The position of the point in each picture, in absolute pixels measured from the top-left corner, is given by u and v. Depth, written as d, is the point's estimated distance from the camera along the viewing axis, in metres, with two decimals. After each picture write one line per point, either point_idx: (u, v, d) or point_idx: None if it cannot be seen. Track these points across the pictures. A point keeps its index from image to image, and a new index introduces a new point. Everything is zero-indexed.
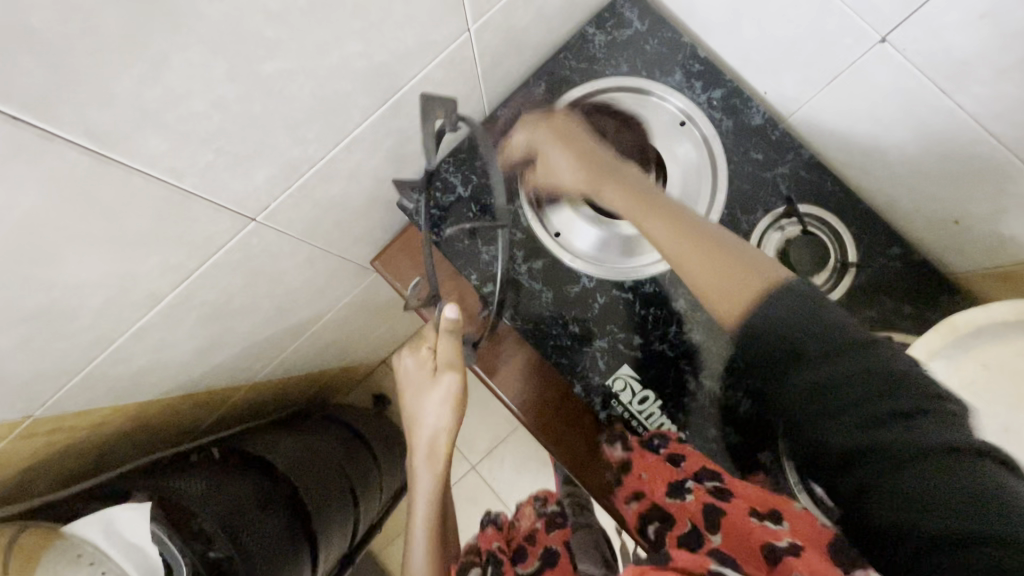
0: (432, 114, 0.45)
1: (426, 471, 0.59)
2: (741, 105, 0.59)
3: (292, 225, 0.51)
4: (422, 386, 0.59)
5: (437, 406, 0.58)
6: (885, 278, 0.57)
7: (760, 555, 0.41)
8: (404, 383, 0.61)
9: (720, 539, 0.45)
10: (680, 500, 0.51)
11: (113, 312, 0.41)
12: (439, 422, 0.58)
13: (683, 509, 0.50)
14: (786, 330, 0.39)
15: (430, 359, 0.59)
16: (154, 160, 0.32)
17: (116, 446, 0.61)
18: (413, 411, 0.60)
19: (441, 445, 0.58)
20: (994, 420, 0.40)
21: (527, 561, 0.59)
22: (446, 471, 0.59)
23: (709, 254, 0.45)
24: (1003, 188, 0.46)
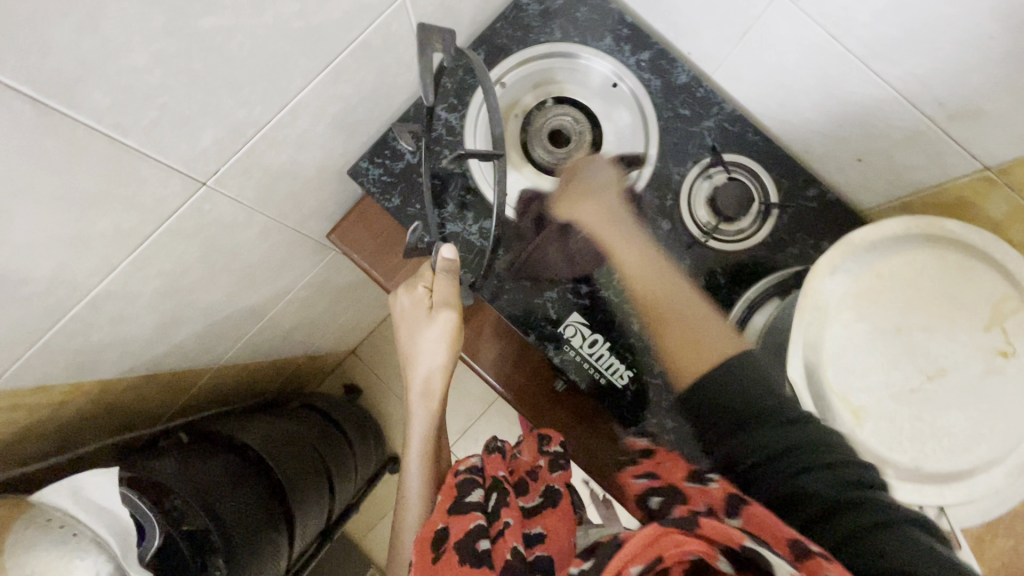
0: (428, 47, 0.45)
1: (422, 409, 0.62)
2: (668, 65, 0.64)
3: (243, 193, 0.52)
4: (418, 325, 0.60)
5: (433, 345, 0.59)
6: (805, 218, 0.63)
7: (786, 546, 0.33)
8: (400, 322, 0.62)
9: (738, 523, 0.36)
10: (701, 485, 0.41)
11: (68, 277, 0.42)
12: (434, 361, 0.60)
13: (701, 491, 0.40)
14: (743, 400, 0.42)
15: (426, 298, 0.60)
16: (98, 114, 0.34)
17: (80, 427, 0.61)
18: (409, 347, 0.62)
19: (436, 383, 0.61)
20: (889, 322, 0.45)
21: (527, 496, 0.55)
22: (441, 408, 0.63)
23: (680, 322, 0.51)
24: (892, 124, 0.52)
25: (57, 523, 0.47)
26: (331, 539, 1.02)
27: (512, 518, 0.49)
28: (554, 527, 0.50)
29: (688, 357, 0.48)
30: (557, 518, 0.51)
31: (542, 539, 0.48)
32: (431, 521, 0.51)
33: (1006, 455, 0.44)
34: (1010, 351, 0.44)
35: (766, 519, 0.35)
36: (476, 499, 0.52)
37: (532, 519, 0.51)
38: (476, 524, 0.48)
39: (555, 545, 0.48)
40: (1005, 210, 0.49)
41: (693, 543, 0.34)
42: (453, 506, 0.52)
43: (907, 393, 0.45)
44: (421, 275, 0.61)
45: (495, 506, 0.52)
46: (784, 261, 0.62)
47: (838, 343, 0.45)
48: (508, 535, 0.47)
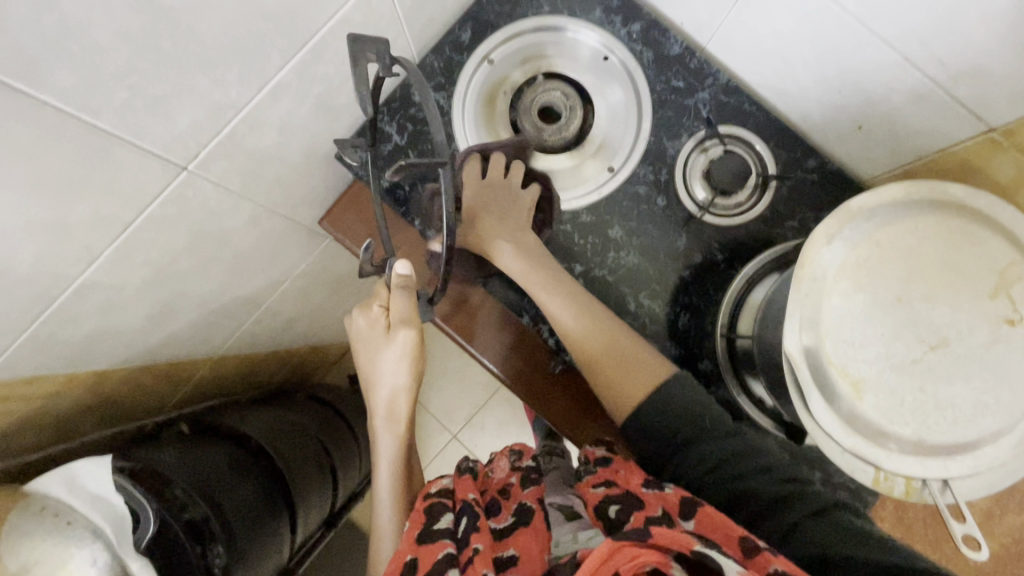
0: (362, 59, 0.41)
1: (389, 434, 0.62)
2: (660, 36, 0.62)
3: (228, 178, 0.52)
4: (375, 346, 0.60)
5: (393, 364, 0.59)
6: (805, 190, 0.61)
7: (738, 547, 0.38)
8: (358, 343, 0.61)
9: (691, 525, 0.41)
10: (657, 491, 0.45)
11: (50, 266, 0.41)
12: (396, 382, 0.60)
13: (657, 497, 0.44)
14: (678, 412, 0.49)
15: (383, 317, 0.59)
16: (65, 94, 0.33)
17: (77, 417, 0.61)
18: (370, 371, 0.62)
19: (401, 406, 0.61)
20: (890, 291, 0.44)
21: (499, 518, 0.53)
22: (409, 432, 0.62)
23: (623, 364, 0.53)
24: (891, 88, 0.50)
25: (50, 512, 0.48)
26: (337, 524, 1.02)
27: (481, 544, 0.46)
28: (526, 545, 0.48)
29: (623, 392, 0.52)
30: (529, 533, 0.49)
31: (513, 561, 0.46)
32: (400, 554, 0.48)
33: (1012, 426, 0.42)
34: (1017, 319, 0.43)
35: (721, 523, 0.41)
36: (444, 526, 0.50)
37: (504, 542, 0.49)
38: (445, 553, 0.46)
39: (529, 565, 0.46)
40: (1012, 173, 0.47)
41: (646, 554, 0.35)
42: (420, 535, 0.50)
43: (909, 364, 0.43)
44: (376, 295, 0.60)
45: (464, 531, 0.49)
46: (783, 235, 0.61)
47: (836, 313, 0.44)
48: (477, 562, 0.44)
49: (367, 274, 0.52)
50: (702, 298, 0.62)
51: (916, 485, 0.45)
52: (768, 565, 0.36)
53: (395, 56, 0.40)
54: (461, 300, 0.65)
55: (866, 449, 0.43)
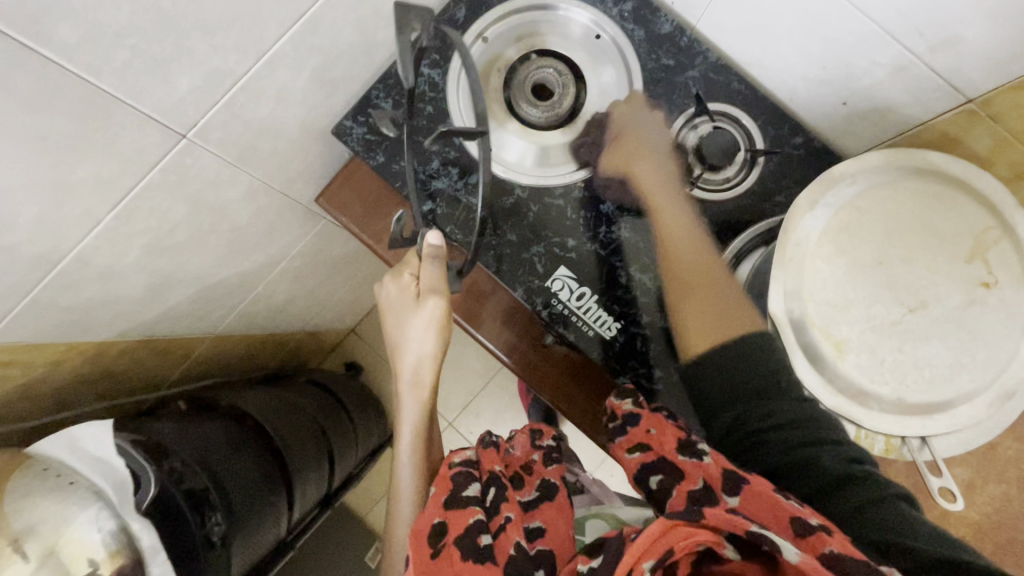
0: (407, 25, 0.47)
1: (413, 398, 0.61)
2: (651, 15, 0.63)
3: (225, 148, 0.53)
4: (404, 313, 0.59)
5: (421, 332, 0.59)
6: (792, 166, 0.62)
7: (788, 527, 0.37)
8: (386, 309, 0.61)
9: (736, 500, 0.39)
10: (695, 459, 0.44)
11: (51, 226, 0.42)
12: (423, 349, 0.59)
13: (697, 467, 0.43)
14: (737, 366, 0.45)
15: (413, 286, 0.59)
16: (67, 51, 0.34)
17: (78, 388, 0.63)
18: (397, 337, 0.61)
19: (426, 372, 0.60)
20: (871, 256, 0.45)
21: (523, 491, 0.54)
22: (432, 397, 0.62)
23: (704, 300, 0.50)
24: (874, 61, 0.52)
25: (54, 472, 0.50)
26: (333, 505, 1.04)
27: (513, 513, 0.49)
28: (553, 520, 0.49)
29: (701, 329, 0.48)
30: (556, 511, 0.51)
31: (542, 532, 0.48)
32: (427, 515, 0.49)
33: (988, 384, 0.44)
34: (992, 282, 0.44)
35: (773, 501, 0.38)
36: (473, 493, 0.51)
37: (531, 513, 0.50)
38: (475, 519, 0.47)
39: (555, 540, 0.47)
40: (989, 144, 0.50)
41: (702, 533, 0.36)
42: (448, 499, 0.51)
43: (888, 325, 0.45)
44: (409, 263, 0.60)
45: (493, 499, 0.51)
46: (771, 210, 0.62)
47: (816, 276, 0.45)
48: (511, 531, 0.47)
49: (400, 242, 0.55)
50: None
51: (896, 443, 0.46)
52: (821, 546, 0.35)
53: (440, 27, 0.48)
54: (474, 286, 0.66)
55: (850, 409, 0.45)
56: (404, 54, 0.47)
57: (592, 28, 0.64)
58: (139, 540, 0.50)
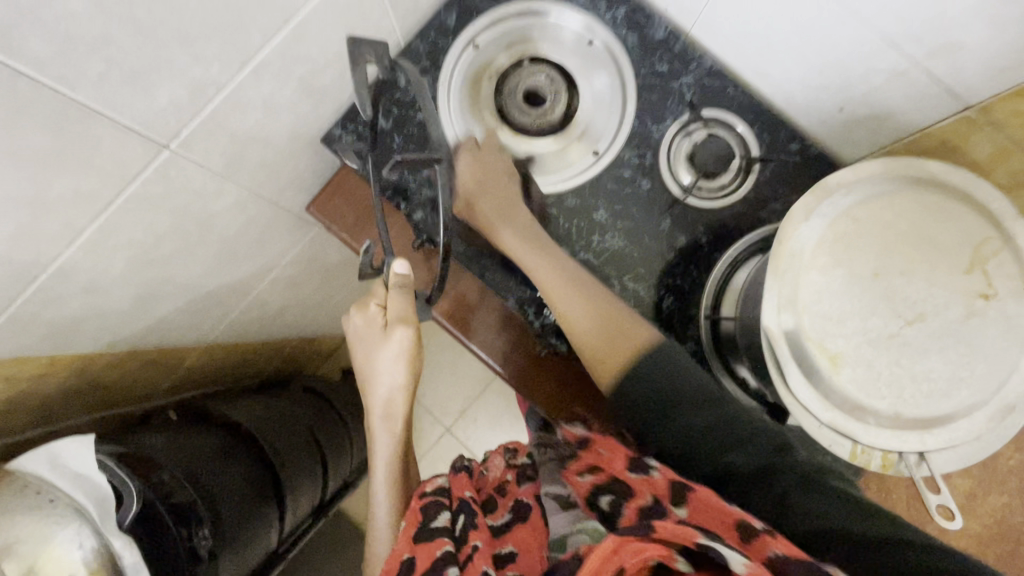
0: (361, 60, 0.45)
1: (385, 433, 0.60)
2: (644, 21, 0.62)
3: (211, 159, 0.52)
4: (373, 345, 0.58)
5: (391, 365, 0.58)
6: (788, 173, 0.61)
7: (733, 530, 0.40)
8: (356, 342, 0.60)
9: (685, 512, 0.42)
10: (644, 475, 0.46)
11: (30, 242, 0.41)
12: (393, 381, 0.58)
13: (645, 483, 0.45)
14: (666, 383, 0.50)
15: (380, 316, 0.57)
16: (40, 65, 0.33)
17: (66, 402, 0.62)
18: (368, 370, 0.60)
19: (398, 406, 0.59)
20: (867, 267, 0.44)
21: (496, 514, 0.53)
22: (406, 430, 0.61)
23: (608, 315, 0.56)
24: (870, 67, 0.51)
25: (33, 490, 0.49)
26: (327, 514, 1.03)
27: (481, 541, 0.47)
28: (524, 542, 0.48)
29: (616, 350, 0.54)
30: (529, 532, 0.49)
31: (512, 557, 0.46)
32: (397, 553, 0.48)
33: (987, 398, 0.43)
34: (992, 294, 0.43)
35: (718, 508, 0.41)
36: (443, 523, 0.50)
37: (503, 537, 0.49)
38: (442, 551, 0.46)
39: (528, 565, 0.45)
40: (989, 151, 0.49)
41: (651, 549, 0.36)
42: (417, 532, 0.50)
43: (885, 338, 0.44)
44: (374, 294, 0.59)
45: (462, 528, 0.49)
46: (767, 218, 0.61)
47: (809, 289, 0.45)
48: (478, 558, 0.44)
49: (366, 277, 0.52)
50: (688, 281, 0.62)
51: (893, 458, 0.45)
52: (766, 549, 0.38)
53: (395, 59, 0.46)
54: (462, 299, 0.65)
55: (846, 424, 0.44)
56: (360, 92, 0.45)
57: (585, 34, 0.63)
58: (121, 555, 0.49)
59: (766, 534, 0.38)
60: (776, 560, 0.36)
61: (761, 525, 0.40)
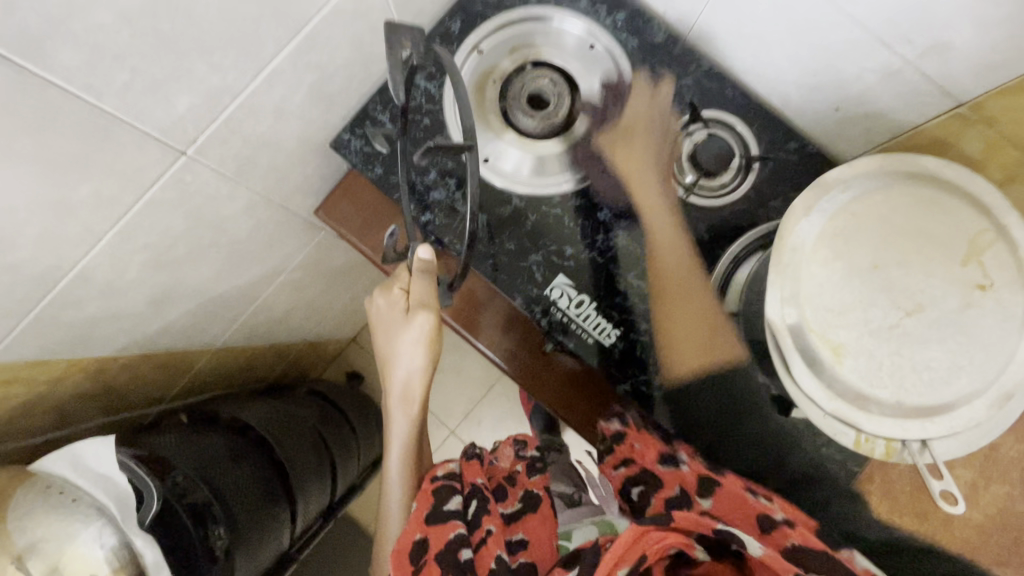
0: (398, 45, 0.48)
1: (402, 414, 0.61)
2: (644, 25, 0.64)
3: (225, 164, 0.53)
4: (393, 327, 0.59)
5: (410, 348, 0.58)
6: (787, 170, 0.63)
7: (753, 525, 0.47)
8: (377, 322, 0.61)
9: (710, 503, 0.50)
10: (674, 469, 0.55)
11: (53, 246, 0.42)
12: (412, 364, 0.59)
13: (674, 477, 0.54)
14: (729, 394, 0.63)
15: (403, 299, 0.58)
16: (68, 73, 0.34)
17: (80, 405, 0.63)
18: (387, 352, 0.61)
19: (416, 389, 0.60)
20: (867, 259, 0.45)
21: (507, 502, 0.55)
22: (422, 413, 0.62)
23: (702, 328, 0.61)
24: (865, 68, 0.52)
25: (56, 490, 0.50)
26: (335, 516, 1.04)
27: (495, 526, 0.50)
28: (535, 532, 0.51)
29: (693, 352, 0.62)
30: (539, 523, 0.52)
31: (524, 544, 0.50)
32: (408, 532, 0.50)
33: (985, 385, 0.44)
34: (988, 285, 0.45)
35: (743, 501, 0.50)
36: (455, 507, 0.52)
37: (513, 526, 0.52)
38: (456, 533, 0.49)
39: (537, 551, 0.49)
40: (982, 146, 0.50)
41: (671, 537, 0.42)
42: (429, 514, 0.51)
43: (886, 329, 0.45)
44: (398, 277, 0.60)
45: (474, 513, 0.51)
46: (767, 214, 0.63)
47: (810, 282, 0.46)
48: (492, 544, 0.48)
49: (389, 260, 0.57)
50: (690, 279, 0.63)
51: (896, 447, 0.46)
52: (785, 540, 0.45)
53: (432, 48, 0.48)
54: (470, 294, 0.66)
55: (849, 413, 0.45)
56: (395, 75, 0.47)
57: (587, 38, 0.65)
58: (140, 556, 0.50)
59: (784, 527, 0.46)
60: (793, 548, 0.44)
61: (781, 517, 0.47)
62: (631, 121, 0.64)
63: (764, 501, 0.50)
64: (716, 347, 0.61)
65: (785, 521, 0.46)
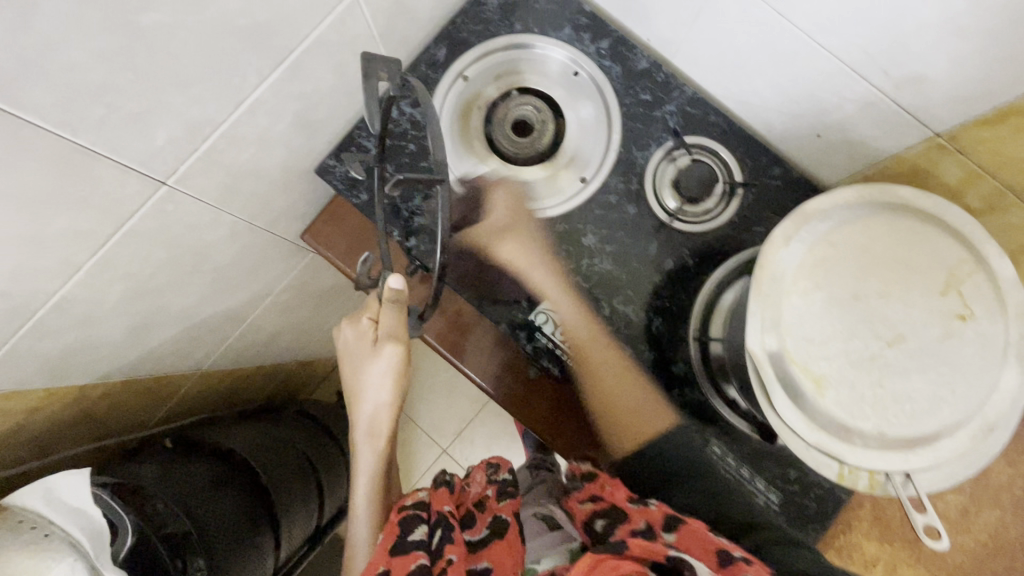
0: (374, 76, 0.48)
1: (369, 449, 0.60)
2: (627, 52, 0.64)
3: (207, 193, 0.53)
4: (360, 359, 0.59)
5: (378, 380, 0.58)
6: (770, 196, 0.63)
7: (712, 555, 0.43)
8: (343, 355, 0.61)
9: (673, 538, 0.46)
10: (642, 506, 0.52)
11: (28, 279, 0.42)
12: (379, 397, 0.59)
13: (640, 511, 0.51)
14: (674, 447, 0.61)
15: (371, 331, 0.58)
16: (42, 112, 0.34)
17: (60, 435, 0.63)
18: (355, 387, 0.60)
19: (383, 423, 0.60)
20: (847, 290, 0.45)
21: (474, 528, 0.58)
22: (390, 446, 0.61)
23: (629, 393, 0.62)
24: (843, 97, 0.53)
25: (29, 525, 0.50)
26: (322, 542, 1.02)
27: (456, 555, 0.49)
28: (499, 558, 0.53)
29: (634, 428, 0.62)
30: (504, 550, 0.54)
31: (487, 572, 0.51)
32: (372, 565, 0.49)
33: (968, 417, 0.43)
34: (968, 315, 0.44)
35: (703, 550, 0.44)
36: (420, 536, 0.51)
37: (478, 554, 0.54)
38: (418, 564, 0.48)
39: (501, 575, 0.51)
40: (961, 175, 0.50)
41: (626, 565, 0.38)
42: (394, 545, 0.51)
43: (867, 360, 0.45)
44: (366, 309, 0.60)
45: (439, 541, 0.51)
46: (752, 240, 0.63)
47: (800, 315, 0.45)
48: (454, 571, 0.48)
49: (362, 288, 0.55)
50: (675, 303, 0.63)
51: (880, 480, 0.47)
52: None
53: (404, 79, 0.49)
54: (457, 318, 0.65)
55: (832, 445, 0.44)
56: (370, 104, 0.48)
57: (572, 63, 0.65)
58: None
59: (739, 561, 0.42)
60: None
61: (740, 554, 0.43)
62: (496, 233, 0.63)
63: (733, 555, 0.43)
64: (643, 409, 0.62)
65: (744, 559, 0.42)
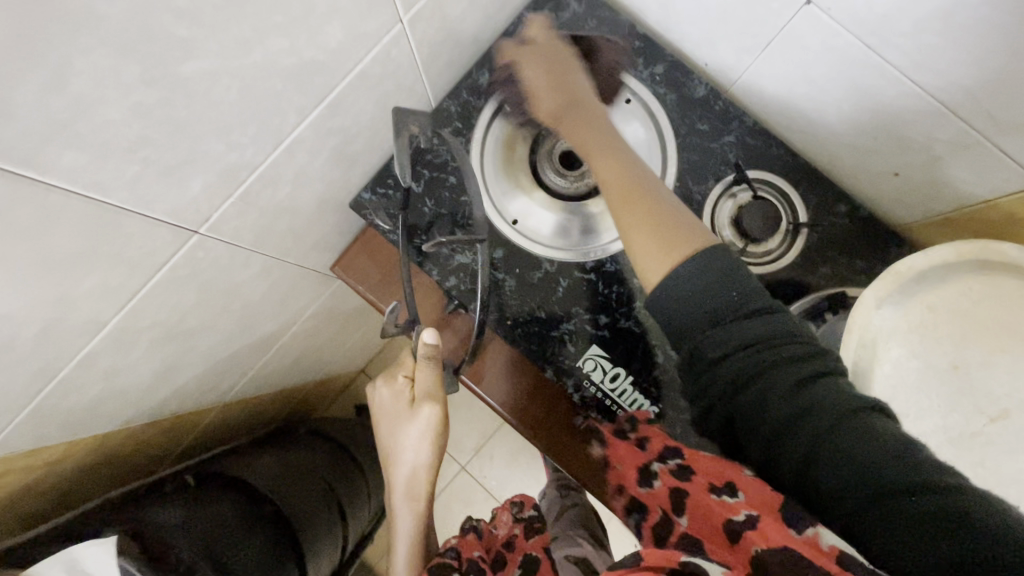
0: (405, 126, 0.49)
1: (407, 512, 0.57)
2: (684, 78, 0.60)
3: (240, 235, 0.49)
4: (399, 420, 0.57)
5: (416, 442, 0.56)
6: (836, 235, 0.59)
7: (721, 531, 0.42)
8: (380, 415, 0.59)
9: (686, 521, 0.47)
10: (651, 487, 0.53)
11: (53, 341, 0.39)
12: (417, 460, 0.56)
13: (654, 496, 0.53)
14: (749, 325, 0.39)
15: (407, 391, 0.57)
16: (73, 175, 0.30)
17: (80, 482, 0.60)
18: (390, 448, 0.57)
19: (422, 484, 0.56)
20: (944, 359, 0.42)
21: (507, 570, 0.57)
22: (428, 508, 0.58)
23: (647, 204, 0.44)
24: (932, 137, 0.48)
25: None
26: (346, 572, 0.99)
27: None
28: None
29: (660, 249, 0.41)
30: None
31: None
32: None
33: None
34: None
35: (707, 508, 0.45)
36: None
37: None
38: None
39: None
40: None
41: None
42: None
43: (968, 437, 0.41)
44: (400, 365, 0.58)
45: None
46: (816, 283, 0.58)
47: (887, 384, 0.42)
48: None
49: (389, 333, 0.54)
50: None
51: None
52: (751, 547, 0.38)
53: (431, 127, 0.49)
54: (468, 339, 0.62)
55: None
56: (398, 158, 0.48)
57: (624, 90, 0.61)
58: None
59: (749, 529, 0.39)
60: (759, 558, 0.37)
61: (745, 515, 0.40)
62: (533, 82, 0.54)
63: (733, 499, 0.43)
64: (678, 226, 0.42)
65: (750, 523, 0.40)
